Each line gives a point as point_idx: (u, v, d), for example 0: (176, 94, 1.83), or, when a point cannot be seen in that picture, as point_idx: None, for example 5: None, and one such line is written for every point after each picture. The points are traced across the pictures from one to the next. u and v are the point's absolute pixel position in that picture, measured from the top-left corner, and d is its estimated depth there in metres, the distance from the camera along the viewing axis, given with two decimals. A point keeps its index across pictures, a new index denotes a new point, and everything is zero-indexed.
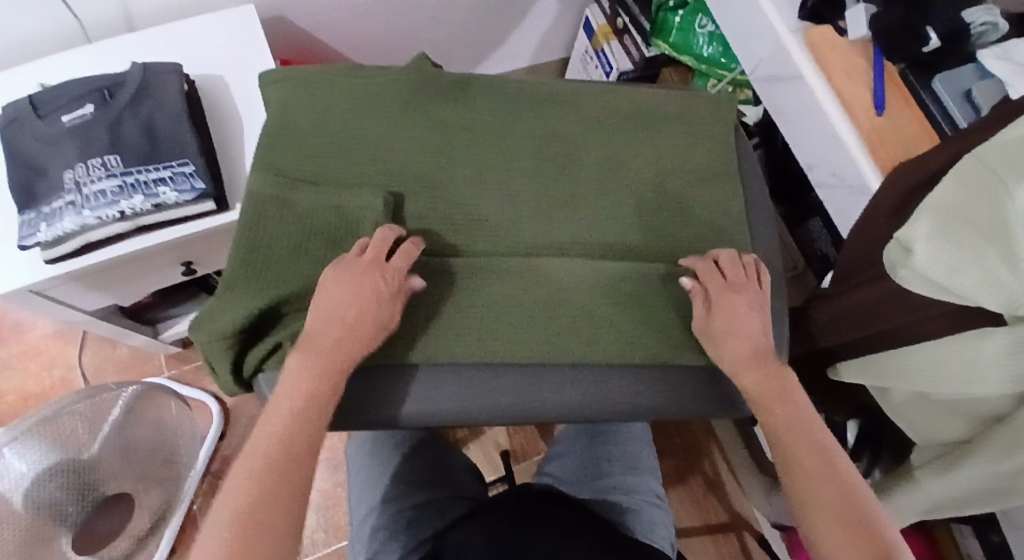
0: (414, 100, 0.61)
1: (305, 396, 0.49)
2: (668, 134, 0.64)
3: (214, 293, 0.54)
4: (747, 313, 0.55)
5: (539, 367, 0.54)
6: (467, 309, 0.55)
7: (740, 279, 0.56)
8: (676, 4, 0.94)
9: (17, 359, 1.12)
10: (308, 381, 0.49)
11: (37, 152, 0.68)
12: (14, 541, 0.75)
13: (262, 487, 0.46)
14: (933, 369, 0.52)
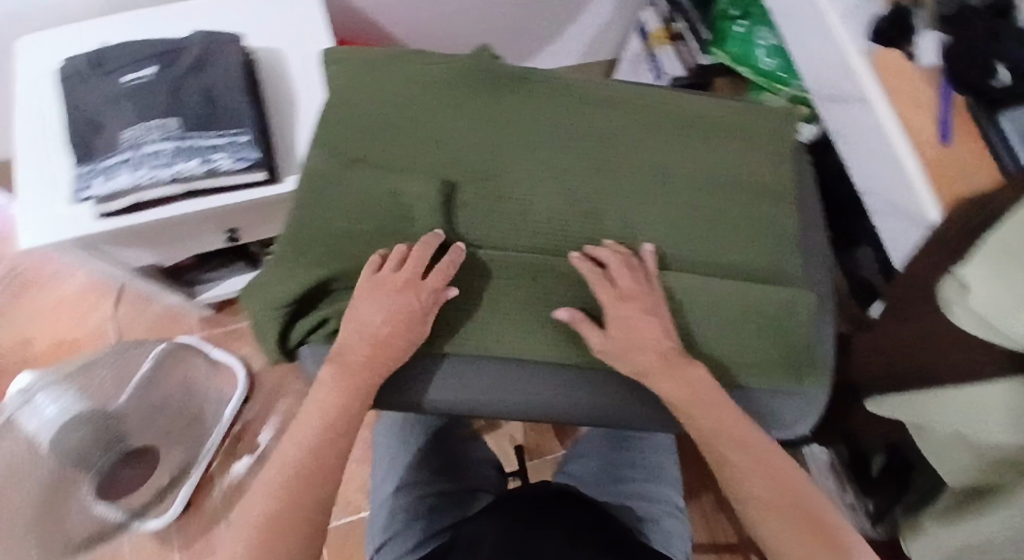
0: (473, 89, 0.61)
1: (336, 406, 0.52)
2: (730, 145, 0.62)
3: (269, 264, 0.57)
4: (629, 334, 0.54)
5: (563, 368, 0.57)
6: (497, 306, 0.56)
7: (631, 295, 0.55)
8: (739, 14, 0.91)
9: (54, 307, 1.15)
10: (338, 394, 0.52)
11: (97, 109, 0.69)
12: (40, 484, 0.81)
13: (283, 498, 0.49)
14: (951, 412, 0.49)
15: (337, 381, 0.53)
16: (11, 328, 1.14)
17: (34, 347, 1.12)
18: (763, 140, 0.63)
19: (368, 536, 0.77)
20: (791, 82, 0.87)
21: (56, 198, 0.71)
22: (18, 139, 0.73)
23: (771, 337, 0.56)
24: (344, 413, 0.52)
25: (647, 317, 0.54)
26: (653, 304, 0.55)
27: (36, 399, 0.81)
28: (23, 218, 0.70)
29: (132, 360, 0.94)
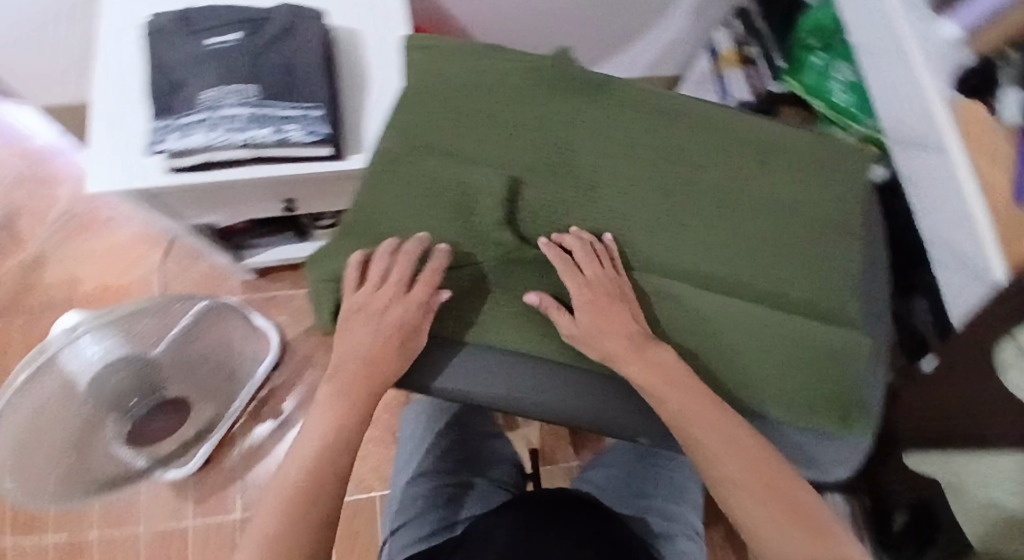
0: (549, 90, 0.61)
1: (335, 420, 0.54)
2: (800, 176, 0.61)
3: (336, 235, 0.59)
4: (591, 321, 0.55)
5: (589, 376, 0.57)
6: (505, 304, 0.58)
7: (597, 284, 0.56)
8: (818, 44, 0.89)
9: (107, 252, 1.20)
10: (339, 410, 0.54)
11: (178, 66, 0.71)
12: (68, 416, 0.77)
13: (284, 514, 0.49)
14: None
15: (339, 398, 0.54)
16: (64, 266, 1.19)
17: (84, 288, 1.17)
18: (837, 177, 0.62)
19: (386, 518, 0.77)
20: (865, 119, 0.84)
21: (129, 147, 0.72)
22: (100, 86, 0.75)
23: (816, 377, 0.55)
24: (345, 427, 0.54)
25: (612, 307, 0.55)
26: (616, 293, 0.56)
27: (81, 340, 0.72)
28: (93, 161, 0.72)
29: (176, 311, 0.85)
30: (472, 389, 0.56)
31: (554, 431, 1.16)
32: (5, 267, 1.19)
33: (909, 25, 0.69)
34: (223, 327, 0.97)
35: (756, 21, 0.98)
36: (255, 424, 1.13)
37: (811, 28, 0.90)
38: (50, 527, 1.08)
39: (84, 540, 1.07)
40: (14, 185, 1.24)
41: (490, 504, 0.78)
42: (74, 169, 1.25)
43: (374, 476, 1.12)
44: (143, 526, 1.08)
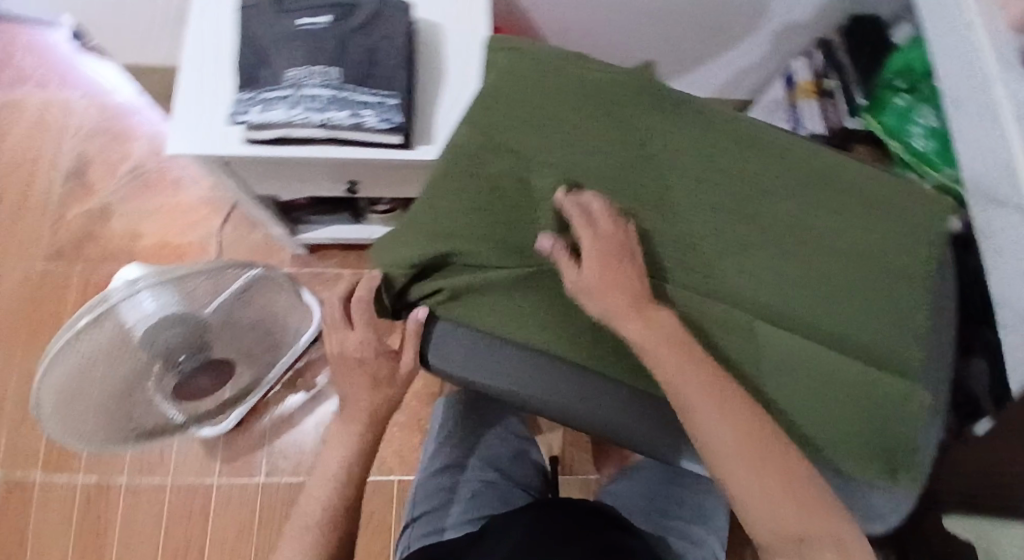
0: (629, 102, 0.62)
1: (347, 447, 0.66)
2: (874, 217, 0.61)
3: (399, 224, 0.61)
4: (599, 281, 0.55)
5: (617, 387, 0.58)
6: (525, 293, 0.59)
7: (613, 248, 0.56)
8: (903, 86, 0.88)
9: (169, 210, 1.24)
10: (356, 428, 0.66)
11: (267, 42, 0.73)
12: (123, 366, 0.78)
13: (321, 523, 0.63)
14: None
15: (357, 419, 0.67)
16: (128, 219, 1.24)
17: (144, 242, 1.22)
18: (914, 224, 0.61)
19: (407, 505, 0.78)
20: (943, 168, 0.82)
21: (211, 115, 0.75)
22: (190, 53, 0.78)
23: (871, 425, 0.55)
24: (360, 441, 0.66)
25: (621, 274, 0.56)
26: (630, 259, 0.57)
27: (142, 295, 0.71)
28: (177, 124, 0.74)
29: (229, 276, 0.82)
30: (475, 369, 0.57)
31: (577, 441, 1.16)
32: (74, 214, 1.24)
33: (1004, 78, 0.67)
34: (271, 296, 0.95)
35: (840, 56, 0.96)
36: (287, 394, 1.16)
37: (898, 70, 0.89)
38: (82, 467, 1.12)
39: (113, 483, 1.11)
40: (90, 136, 1.29)
41: (512, 505, 0.78)
42: (146, 127, 1.30)
43: (395, 461, 1.13)
44: (169, 478, 1.11)
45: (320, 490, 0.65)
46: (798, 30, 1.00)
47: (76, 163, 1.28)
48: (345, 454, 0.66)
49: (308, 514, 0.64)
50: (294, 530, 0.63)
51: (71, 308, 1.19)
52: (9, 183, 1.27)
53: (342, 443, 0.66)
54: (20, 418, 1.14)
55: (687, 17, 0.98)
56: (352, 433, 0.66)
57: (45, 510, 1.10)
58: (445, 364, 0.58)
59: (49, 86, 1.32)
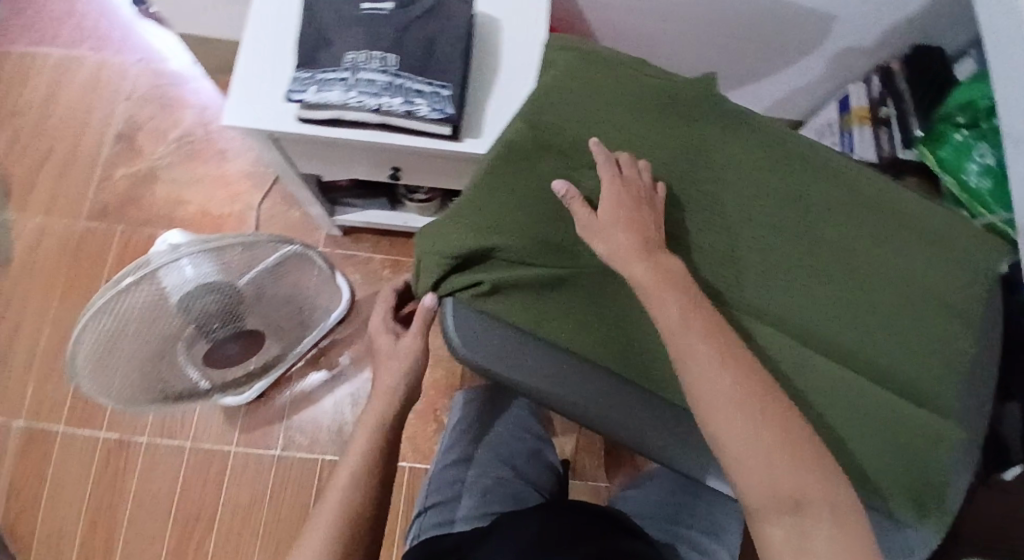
0: (687, 113, 0.63)
1: (370, 442, 0.65)
2: (919, 248, 0.62)
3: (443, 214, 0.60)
4: (627, 238, 0.56)
5: (640, 397, 0.58)
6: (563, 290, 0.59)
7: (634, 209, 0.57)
8: (964, 121, 0.84)
9: (212, 181, 1.27)
10: (377, 423, 0.66)
11: (329, 22, 0.74)
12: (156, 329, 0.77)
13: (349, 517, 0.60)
14: None
15: (377, 418, 0.67)
16: (171, 186, 1.26)
17: (185, 210, 1.25)
18: (954, 263, 0.62)
19: (420, 493, 0.78)
20: (995, 208, 0.80)
21: (268, 90, 0.76)
22: (252, 27, 0.79)
23: (901, 456, 0.55)
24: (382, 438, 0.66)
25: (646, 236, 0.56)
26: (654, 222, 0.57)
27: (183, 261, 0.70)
28: (235, 96, 0.76)
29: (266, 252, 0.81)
30: (511, 364, 0.56)
31: (590, 448, 1.15)
32: (119, 176, 1.27)
33: None
34: (303, 274, 0.95)
35: (897, 81, 0.94)
36: (309, 371, 1.18)
37: (961, 104, 0.84)
38: (105, 423, 1.14)
39: (133, 442, 1.13)
40: (141, 101, 1.32)
41: (524, 503, 0.77)
42: (196, 97, 1.32)
43: (408, 448, 1.14)
44: (188, 442, 1.13)
45: (342, 482, 0.62)
46: (856, 54, 0.99)
47: (126, 126, 1.30)
48: (367, 450, 0.64)
49: (332, 507, 0.61)
50: (315, 525, 0.60)
51: (108, 267, 1.22)
52: (60, 139, 1.30)
53: (363, 439, 0.65)
54: (51, 369, 1.17)
55: (744, 31, 0.97)
56: (373, 430, 0.66)
57: (66, 461, 1.13)
58: (469, 352, 0.56)
59: (107, 49, 1.35)
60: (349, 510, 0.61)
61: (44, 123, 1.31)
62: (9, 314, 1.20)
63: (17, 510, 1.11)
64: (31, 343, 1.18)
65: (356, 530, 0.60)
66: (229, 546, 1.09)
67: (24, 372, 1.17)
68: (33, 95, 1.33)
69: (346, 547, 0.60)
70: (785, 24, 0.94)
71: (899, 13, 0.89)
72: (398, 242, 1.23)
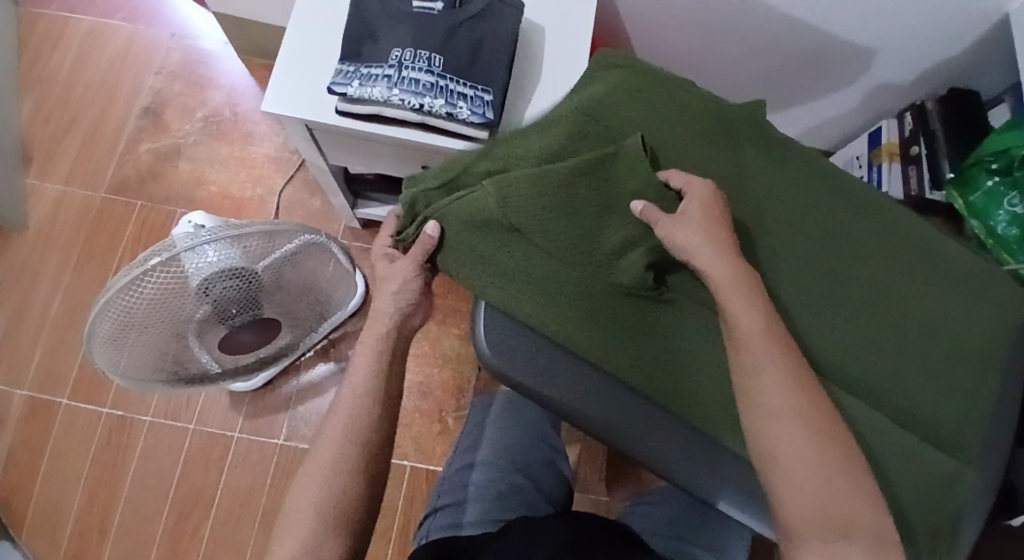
0: (732, 138, 0.64)
1: (354, 449, 0.61)
2: (956, 294, 0.63)
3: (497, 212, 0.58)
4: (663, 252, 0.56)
5: (668, 419, 0.58)
6: (608, 309, 0.59)
7: (686, 226, 0.57)
8: (998, 168, 0.83)
9: (234, 163, 1.27)
10: (381, 365, 0.64)
11: (379, 19, 0.75)
12: (173, 313, 0.75)
13: (322, 524, 0.58)
14: None
15: (376, 360, 0.64)
16: (194, 164, 1.26)
17: (207, 190, 1.25)
18: (988, 313, 0.63)
19: (431, 494, 0.79)
20: (1019, 256, 0.83)
21: (310, 80, 0.77)
22: (299, 16, 0.80)
23: (926, 501, 0.56)
24: (382, 386, 0.63)
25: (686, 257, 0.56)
26: (707, 240, 0.57)
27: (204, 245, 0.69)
28: (277, 85, 0.76)
29: (282, 237, 0.78)
30: (543, 380, 0.56)
31: (593, 460, 1.15)
32: (143, 151, 1.27)
33: None
34: (320, 264, 0.92)
35: (932, 120, 0.94)
36: (319, 360, 1.17)
37: (995, 151, 0.82)
38: (110, 398, 1.14)
39: (137, 419, 1.13)
40: (170, 77, 1.32)
41: (535, 512, 0.77)
42: (225, 77, 1.32)
43: (411, 444, 1.14)
44: (191, 423, 1.13)
45: (338, 437, 0.61)
46: (892, 90, 0.99)
47: (153, 102, 1.30)
48: (364, 404, 0.62)
49: (325, 462, 0.60)
50: (310, 478, 0.60)
51: (126, 241, 1.22)
52: (86, 109, 1.30)
53: (361, 386, 0.63)
54: (61, 339, 1.17)
55: (781, 58, 0.98)
56: (372, 378, 0.63)
57: (68, 432, 1.12)
58: (500, 362, 0.56)
59: (139, 23, 1.35)
60: (346, 466, 0.60)
61: (71, 92, 1.31)
62: (23, 281, 1.20)
63: (16, 478, 1.11)
64: (42, 312, 1.18)
65: (345, 494, 0.60)
66: (226, 529, 1.09)
67: (34, 339, 1.17)
68: (62, 63, 1.33)
69: (342, 504, 0.59)
70: (824, 55, 0.95)
71: (937, 54, 0.90)
72: None
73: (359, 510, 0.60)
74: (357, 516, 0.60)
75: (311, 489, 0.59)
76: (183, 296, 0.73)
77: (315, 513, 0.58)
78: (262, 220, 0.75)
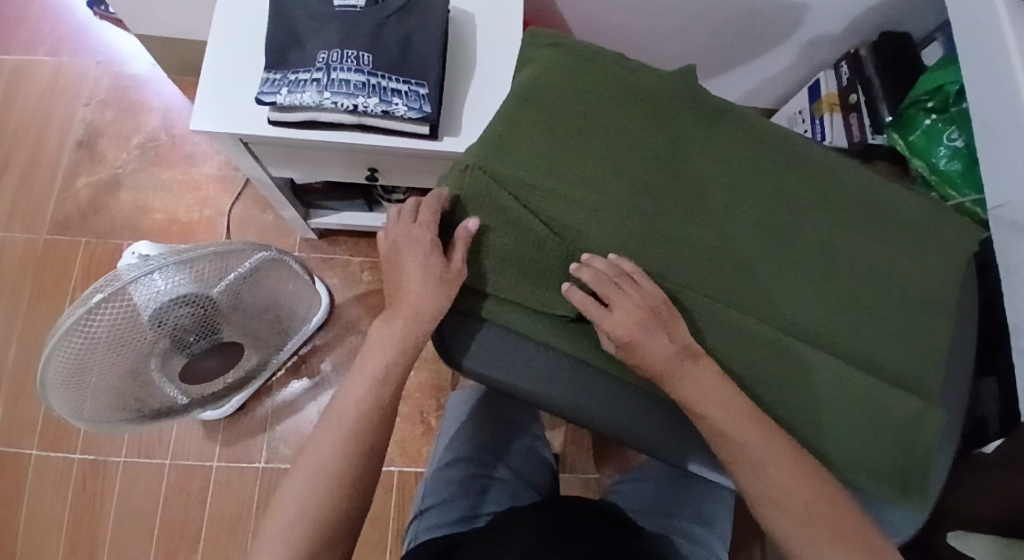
0: (667, 104, 0.63)
1: (336, 463, 0.53)
2: (902, 239, 0.63)
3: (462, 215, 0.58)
4: None
5: (640, 395, 0.58)
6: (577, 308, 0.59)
7: (630, 306, 0.53)
8: (934, 106, 0.84)
9: (178, 186, 1.23)
10: (383, 381, 0.56)
11: (302, 22, 0.73)
12: (129, 348, 0.72)
13: (297, 542, 0.50)
14: None
15: (361, 366, 0.57)
16: (136, 193, 1.23)
17: (153, 218, 1.21)
18: (938, 257, 0.64)
19: (416, 497, 0.77)
20: (965, 190, 0.82)
21: (238, 93, 0.75)
22: (220, 28, 0.77)
23: (885, 449, 0.57)
24: (377, 411, 0.55)
25: (648, 330, 0.53)
26: (652, 318, 0.54)
27: (153, 274, 0.66)
28: (204, 100, 0.74)
29: (234, 258, 0.76)
30: (506, 367, 0.56)
31: (578, 440, 1.15)
32: (81, 185, 1.23)
33: None
34: (279, 280, 0.90)
35: (867, 68, 0.95)
36: (292, 378, 1.15)
37: (930, 89, 0.84)
38: (80, 443, 1.10)
39: (110, 461, 1.10)
40: (101, 106, 1.27)
41: (520, 502, 0.77)
42: (159, 99, 1.28)
43: (395, 450, 1.12)
44: (167, 459, 1.11)
45: (320, 448, 0.53)
46: (826, 40, 1.00)
47: (86, 133, 1.26)
48: (360, 420, 0.54)
49: (310, 476, 0.52)
50: (290, 497, 0.52)
51: (75, 280, 1.18)
52: (17, 147, 1.25)
53: (357, 402, 0.55)
54: (20, 389, 1.13)
55: (714, 20, 0.97)
56: (369, 394, 0.55)
57: (40, 484, 1.09)
58: (480, 368, 0.56)
59: (62, 53, 1.30)
60: (324, 493, 0.52)
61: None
62: None
63: None
64: None
65: (329, 512, 0.52)
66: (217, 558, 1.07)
67: None
68: None
69: (317, 532, 0.51)
70: (756, 13, 0.95)
71: (865, 0, 0.91)
72: (376, 243, 1.23)
73: (341, 527, 0.52)
74: (331, 551, 0.52)
75: (286, 504, 0.52)
76: (137, 330, 0.70)
77: (291, 531, 0.51)
78: (212, 243, 0.72)
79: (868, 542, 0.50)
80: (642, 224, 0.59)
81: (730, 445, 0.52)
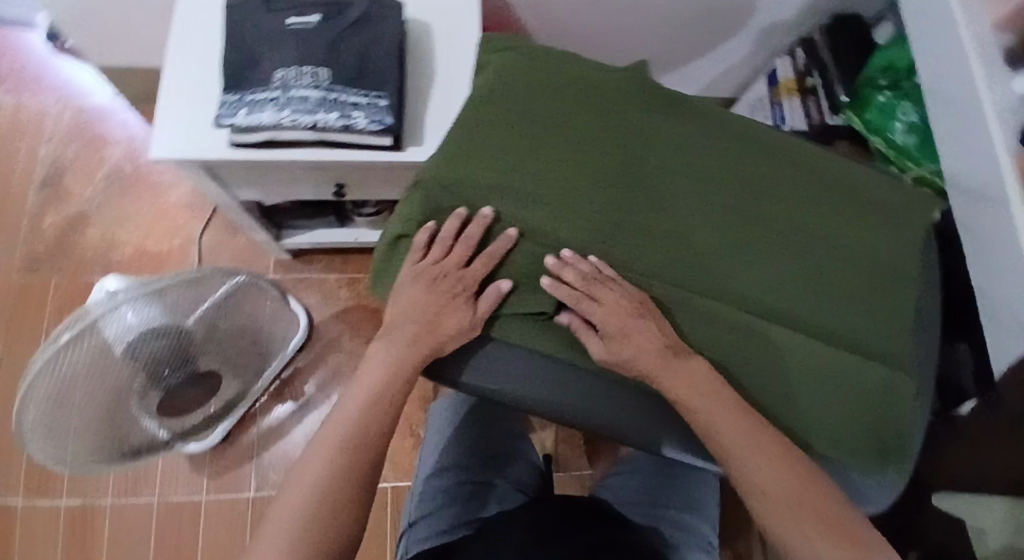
0: (623, 100, 0.64)
1: (326, 485, 0.52)
2: (864, 215, 0.65)
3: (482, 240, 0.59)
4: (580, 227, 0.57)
5: (618, 389, 0.59)
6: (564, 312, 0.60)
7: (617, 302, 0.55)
8: (886, 83, 0.87)
9: (148, 218, 1.22)
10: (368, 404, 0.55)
11: (256, 42, 0.73)
12: (104, 383, 0.71)
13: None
14: None
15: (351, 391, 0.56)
16: (106, 227, 1.21)
17: (124, 251, 1.20)
18: (901, 229, 0.65)
19: (404, 509, 0.76)
20: (923, 162, 0.84)
21: (198, 118, 0.74)
22: (175, 55, 0.77)
23: (859, 421, 0.58)
24: (369, 432, 0.54)
25: (634, 320, 0.55)
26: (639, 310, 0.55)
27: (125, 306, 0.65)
28: (164, 128, 0.73)
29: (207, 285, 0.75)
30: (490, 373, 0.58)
31: (569, 439, 1.14)
32: (49, 224, 1.21)
33: (984, 74, 0.67)
34: (254, 304, 0.89)
35: (821, 51, 0.97)
36: (275, 402, 1.14)
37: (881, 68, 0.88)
38: (65, 487, 1.09)
39: (97, 502, 1.08)
40: (64, 142, 1.26)
41: (508, 504, 0.77)
42: (123, 130, 1.27)
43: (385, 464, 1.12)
44: (155, 494, 1.09)
45: (309, 471, 0.52)
46: (780, 27, 1.02)
47: (50, 170, 1.25)
48: (349, 442, 0.53)
49: (298, 500, 0.51)
50: (278, 523, 0.50)
51: (49, 321, 1.16)
52: None
53: (345, 424, 0.54)
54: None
55: (670, 15, 0.99)
56: (352, 419, 0.55)
57: (26, 531, 1.07)
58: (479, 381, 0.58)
59: (22, 91, 1.28)
60: (314, 516, 0.51)
61: None
62: None
63: None
64: None
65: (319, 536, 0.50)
66: None
67: None
68: None
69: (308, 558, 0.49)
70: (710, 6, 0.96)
71: None
72: (351, 258, 1.22)
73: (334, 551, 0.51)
74: None
75: (273, 530, 0.50)
76: (110, 364, 0.69)
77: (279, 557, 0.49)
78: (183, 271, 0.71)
79: (851, 519, 0.50)
80: (607, 219, 0.60)
81: (708, 432, 0.53)
